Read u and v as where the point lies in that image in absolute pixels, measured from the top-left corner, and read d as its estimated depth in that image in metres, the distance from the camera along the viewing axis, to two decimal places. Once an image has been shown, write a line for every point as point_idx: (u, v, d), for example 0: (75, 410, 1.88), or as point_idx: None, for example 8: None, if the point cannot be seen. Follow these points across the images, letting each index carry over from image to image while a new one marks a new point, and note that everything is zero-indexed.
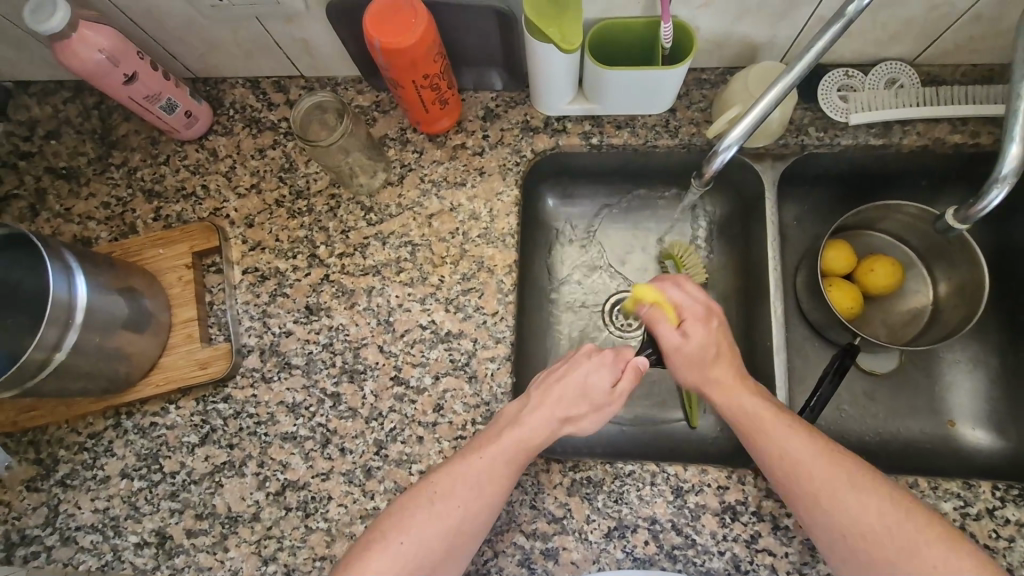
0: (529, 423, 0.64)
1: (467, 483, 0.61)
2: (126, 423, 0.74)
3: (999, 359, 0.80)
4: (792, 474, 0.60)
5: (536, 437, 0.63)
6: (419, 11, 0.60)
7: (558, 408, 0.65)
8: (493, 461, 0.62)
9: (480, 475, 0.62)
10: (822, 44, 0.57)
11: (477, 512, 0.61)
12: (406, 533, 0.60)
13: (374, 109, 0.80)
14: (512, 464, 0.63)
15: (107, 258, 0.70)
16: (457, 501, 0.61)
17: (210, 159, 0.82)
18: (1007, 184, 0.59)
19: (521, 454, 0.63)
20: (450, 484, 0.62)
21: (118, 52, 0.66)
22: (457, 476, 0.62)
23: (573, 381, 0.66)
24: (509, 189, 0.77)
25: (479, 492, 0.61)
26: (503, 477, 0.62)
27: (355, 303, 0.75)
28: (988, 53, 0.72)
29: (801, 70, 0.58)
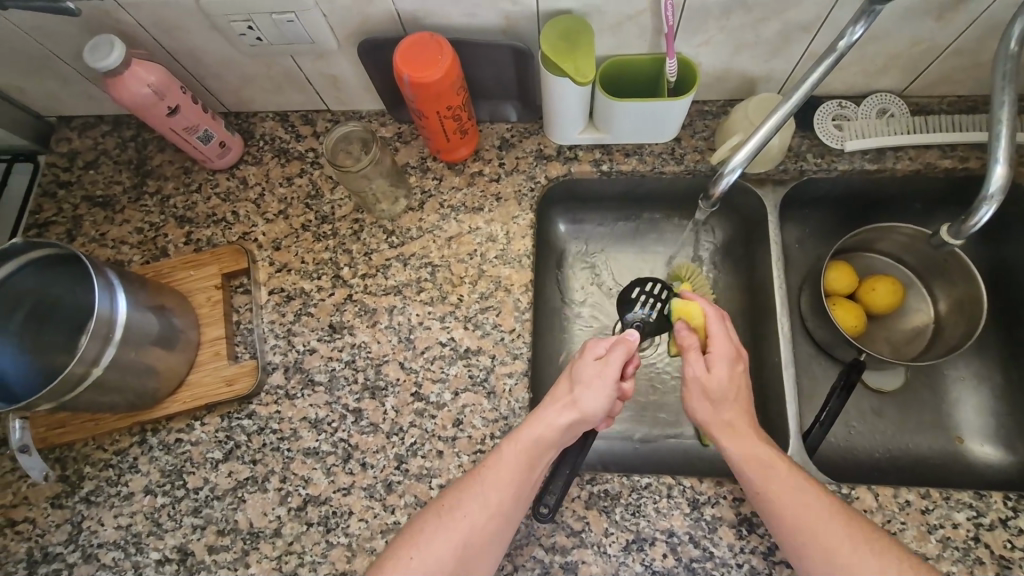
0: (528, 424, 0.65)
1: (474, 500, 0.61)
2: (151, 439, 0.76)
3: (1000, 375, 0.82)
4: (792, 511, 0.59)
5: (533, 430, 0.64)
6: (444, 47, 0.65)
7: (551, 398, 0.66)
8: (497, 469, 0.62)
9: (485, 489, 0.62)
10: (817, 76, 0.61)
11: (489, 520, 0.60)
12: (416, 547, 0.59)
13: (396, 139, 0.85)
14: (518, 466, 0.63)
15: (145, 278, 0.73)
16: (464, 513, 0.61)
17: (240, 186, 0.87)
18: (995, 202, 0.63)
19: (523, 454, 0.63)
20: (461, 500, 0.62)
21: (163, 87, 0.71)
22: (469, 492, 0.62)
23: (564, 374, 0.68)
24: (524, 213, 0.81)
25: (485, 505, 0.61)
26: (509, 486, 0.62)
27: (377, 321, 0.78)
28: (970, 85, 0.77)
29: (798, 100, 0.62)
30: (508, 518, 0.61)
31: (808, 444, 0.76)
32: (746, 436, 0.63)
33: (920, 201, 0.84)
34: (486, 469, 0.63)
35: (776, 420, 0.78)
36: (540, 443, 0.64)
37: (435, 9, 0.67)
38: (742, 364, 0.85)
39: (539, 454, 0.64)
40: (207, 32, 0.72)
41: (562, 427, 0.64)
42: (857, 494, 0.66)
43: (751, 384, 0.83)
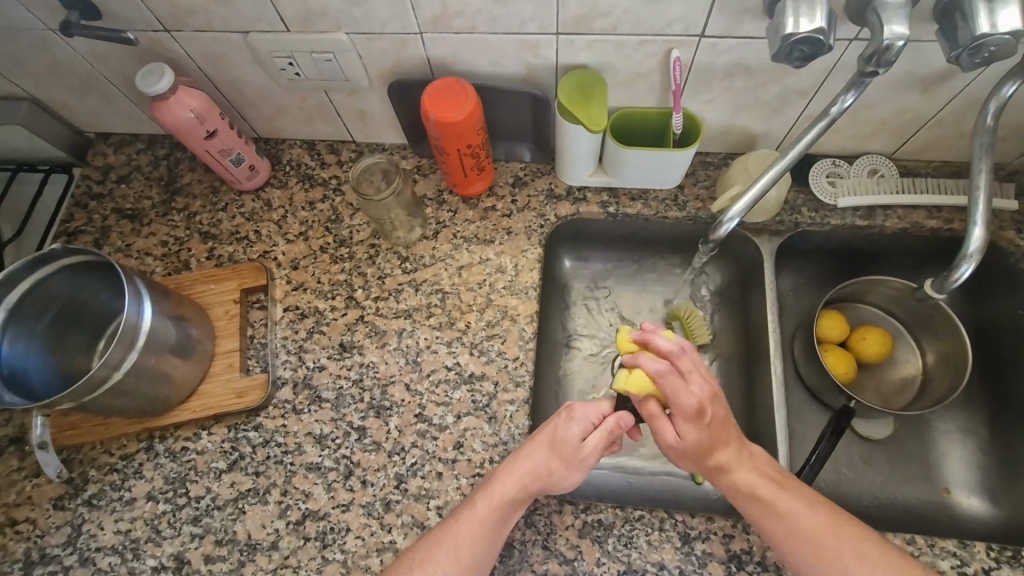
0: (502, 481, 0.66)
1: (444, 550, 0.63)
2: (157, 446, 0.78)
3: (985, 428, 0.85)
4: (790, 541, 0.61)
5: (511, 487, 0.66)
6: (469, 92, 0.71)
7: (527, 462, 0.66)
8: (470, 519, 0.64)
9: (458, 537, 0.64)
10: (811, 137, 0.66)
11: (461, 568, 0.62)
12: None
13: (416, 172, 0.91)
14: (487, 519, 0.65)
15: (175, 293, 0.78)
16: (435, 565, 0.62)
17: (264, 208, 0.91)
18: (973, 261, 0.67)
19: (495, 510, 0.65)
20: (433, 552, 0.63)
21: (205, 112, 0.76)
22: (444, 543, 0.63)
23: (544, 437, 0.68)
24: (533, 247, 0.85)
25: (457, 555, 0.63)
26: (480, 539, 0.64)
27: (386, 342, 0.81)
28: (955, 152, 0.83)
29: (793, 156, 0.67)
30: (480, 565, 0.63)
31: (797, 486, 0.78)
32: (736, 470, 0.65)
33: (909, 257, 0.89)
34: (460, 519, 0.65)
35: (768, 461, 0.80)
36: (514, 502, 0.66)
37: (462, 56, 0.73)
38: (736, 405, 0.87)
39: (513, 512, 0.66)
40: (249, 66, 0.78)
41: (533, 488, 0.66)
42: None
43: (744, 424, 0.86)
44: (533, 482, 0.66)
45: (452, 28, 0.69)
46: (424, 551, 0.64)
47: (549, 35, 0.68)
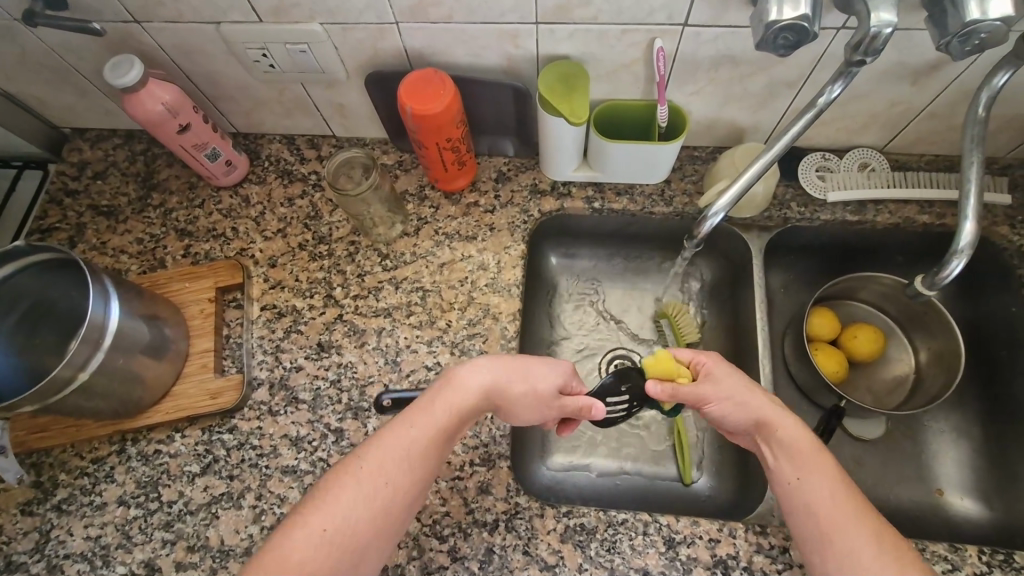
0: (458, 385, 0.64)
1: (399, 457, 0.58)
2: (130, 449, 0.76)
3: (978, 429, 0.83)
4: (795, 519, 0.59)
5: (467, 392, 0.64)
6: (446, 83, 0.69)
7: (498, 381, 0.65)
8: (422, 421, 0.61)
9: (411, 443, 0.59)
10: (797, 129, 0.64)
11: (415, 473, 0.59)
12: (331, 518, 0.54)
13: (397, 167, 0.88)
14: (443, 426, 0.62)
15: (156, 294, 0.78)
16: (388, 474, 0.57)
17: (242, 204, 0.89)
18: (964, 256, 0.64)
19: (449, 414, 0.62)
20: (380, 459, 0.58)
21: (177, 105, 0.74)
22: (394, 448, 0.59)
23: (519, 366, 0.66)
24: (516, 243, 0.83)
25: (410, 464, 0.59)
26: (434, 445, 0.61)
27: (365, 342, 0.79)
28: (948, 145, 0.81)
29: (779, 149, 0.65)
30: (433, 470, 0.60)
31: None
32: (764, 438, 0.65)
33: (901, 253, 0.87)
34: (411, 427, 0.60)
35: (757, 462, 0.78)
36: (469, 413, 0.64)
37: (439, 47, 0.71)
38: None
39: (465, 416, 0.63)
40: (221, 57, 0.76)
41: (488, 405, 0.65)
42: None
43: None
44: (490, 390, 0.65)
45: (429, 18, 0.66)
46: (375, 455, 0.58)
47: (527, 25, 0.66)
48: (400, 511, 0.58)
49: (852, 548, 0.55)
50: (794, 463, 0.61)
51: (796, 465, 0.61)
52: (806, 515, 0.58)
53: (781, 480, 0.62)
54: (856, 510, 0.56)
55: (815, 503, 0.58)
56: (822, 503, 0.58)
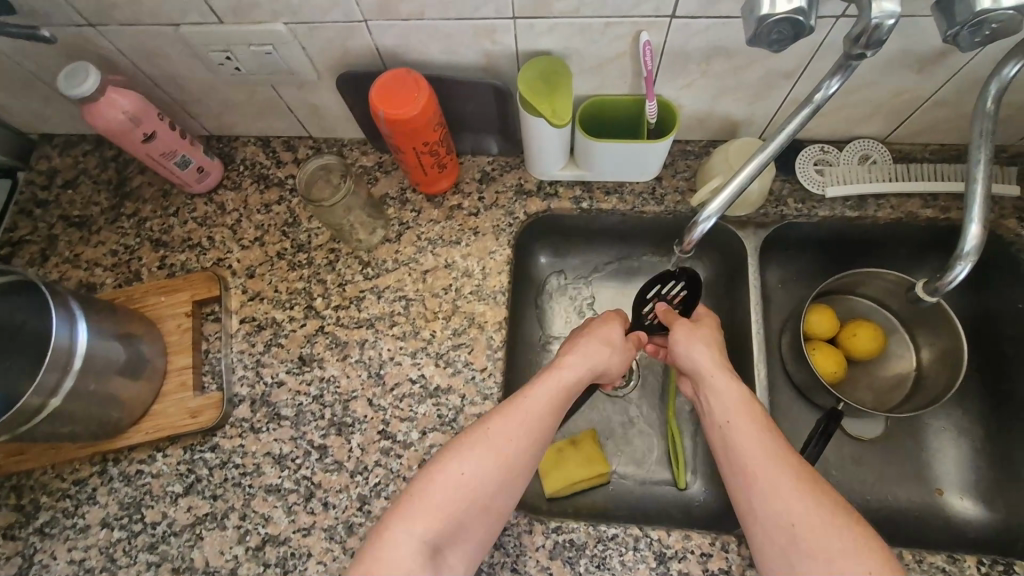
0: (562, 365, 0.69)
1: (514, 429, 0.63)
2: (111, 470, 0.74)
3: (981, 429, 0.81)
4: (758, 526, 0.57)
5: (575, 370, 0.69)
6: (422, 83, 0.64)
7: (595, 354, 0.71)
8: (539, 398, 0.65)
9: (522, 420, 0.64)
10: (794, 125, 0.60)
11: (528, 445, 0.63)
12: (455, 478, 0.60)
13: (377, 169, 0.85)
14: (549, 403, 0.66)
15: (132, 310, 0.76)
16: (507, 441, 0.63)
17: (218, 212, 0.86)
18: (969, 261, 0.61)
19: (557, 392, 0.67)
20: (495, 433, 0.63)
21: (140, 113, 0.70)
22: (502, 426, 0.63)
23: (600, 336, 0.73)
24: (502, 248, 0.80)
25: (523, 435, 0.63)
26: (547, 418, 0.65)
27: (348, 355, 0.77)
28: (954, 134, 0.76)
29: (777, 147, 0.61)
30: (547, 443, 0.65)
31: None
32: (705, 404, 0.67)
33: (904, 247, 0.83)
34: (523, 403, 0.65)
35: None
36: (575, 389, 0.69)
37: (411, 45, 0.66)
38: None
39: (571, 394, 0.68)
40: (183, 59, 0.72)
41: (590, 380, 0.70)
42: None
43: None
44: (588, 368, 0.70)
45: (397, 15, 0.62)
46: (490, 429, 0.63)
47: (504, 20, 0.61)
48: (516, 479, 0.62)
49: (817, 534, 0.54)
50: (750, 459, 0.60)
51: (752, 462, 0.60)
52: (769, 517, 0.57)
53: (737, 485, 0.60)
54: (816, 498, 0.56)
55: (779, 503, 0.57)
56: (785, 498, 0.57)
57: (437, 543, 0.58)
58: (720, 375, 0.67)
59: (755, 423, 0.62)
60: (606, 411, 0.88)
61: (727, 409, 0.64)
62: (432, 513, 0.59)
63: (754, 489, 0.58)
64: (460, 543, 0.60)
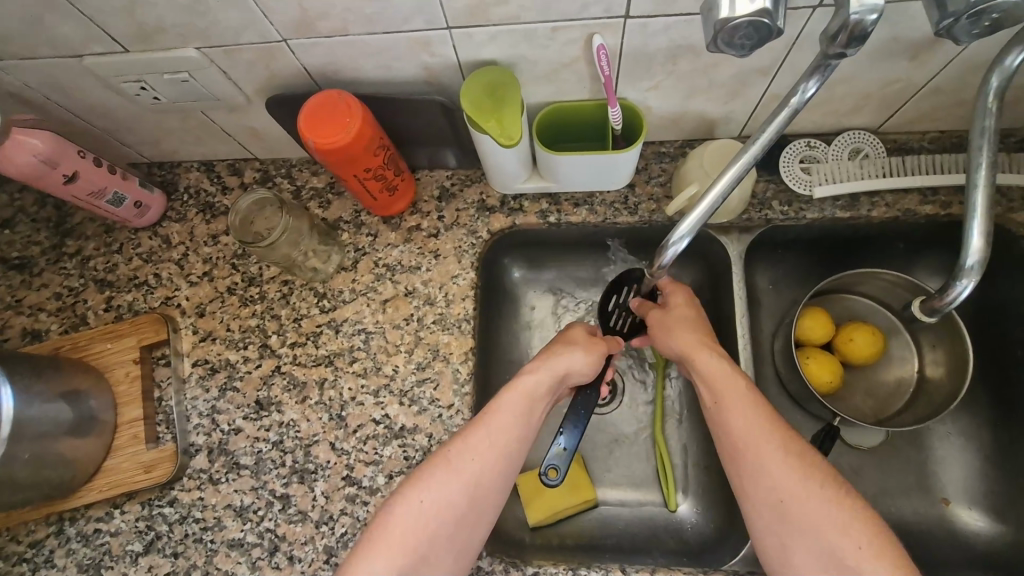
0: (525, 375, 0.64)
1: (481, 443, 0.60)
2: (68, 530, 0.71)
3: (987, 436, 0.76)
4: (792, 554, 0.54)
5: (538, 379, 0.64)
6: (354, 106, 0.58)
7: (568, 358, 0.66)
8: (499, 415, 0.61)
9: (489, 433, 0.61)
10: (773, 127, 0.52)
11: (491, 466, 0.60)
12: (425, 492, 0.58)
13: (328, 191, 0.78)
14: (517, 412, 0.62)
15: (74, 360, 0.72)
16: (474, 457, 0.60)
17: (163, 246, 0.80)
18: (974, 277, 0.56)
19: (519, 401, 0.62)
20: (462, 449, 0.60)
21: (55, 154, 0.64)
22: (472, 440, 0.60)
23: (569, 338, 0.69)
24: (465, 271, 0.74)
25: (492, 449, 0.60)
26: (514, 427, 0.61)
27: (307, 397, 0.72)
28: (954, 120, 0.69)
29: (756, 153, 0.53)
30: (512, 462, 0.61)
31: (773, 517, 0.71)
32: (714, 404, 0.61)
33: (903, 242, 0.77)
34: (483, 422, 0.61)
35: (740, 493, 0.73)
36: (543, 397, 0.64)
37: (343, 62, 0.60)
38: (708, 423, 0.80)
39: (537, 406, 0.64)
40: (100, 90, 0.65)
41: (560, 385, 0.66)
42: None
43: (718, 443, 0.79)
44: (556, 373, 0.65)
45: (320, 32, 0.55)
46: (459, 444, 0.60)
47: (439, 30, 0.55)
48: (481, 504, 0.59)
49: (836, 538, 0.53)
50: (773, 479, 0.56)
51: (776, 483, 0.55)
52: (804, 542, 0.54)
53: (761, 511, 0.56)
54: (851, 513, 0.53)
55: (815, 525, 0.53)
56: (815, 518, 0.54)
57: (404, 575, 0.56)
58: (726, 380, 0.61)
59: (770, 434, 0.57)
60: (591, 433, 0.82)
61: (738, 424, 0.58)
62: (395, 544, 0.56)
63: (784, 512, 0.55)
64: (430, 574, 0.57)
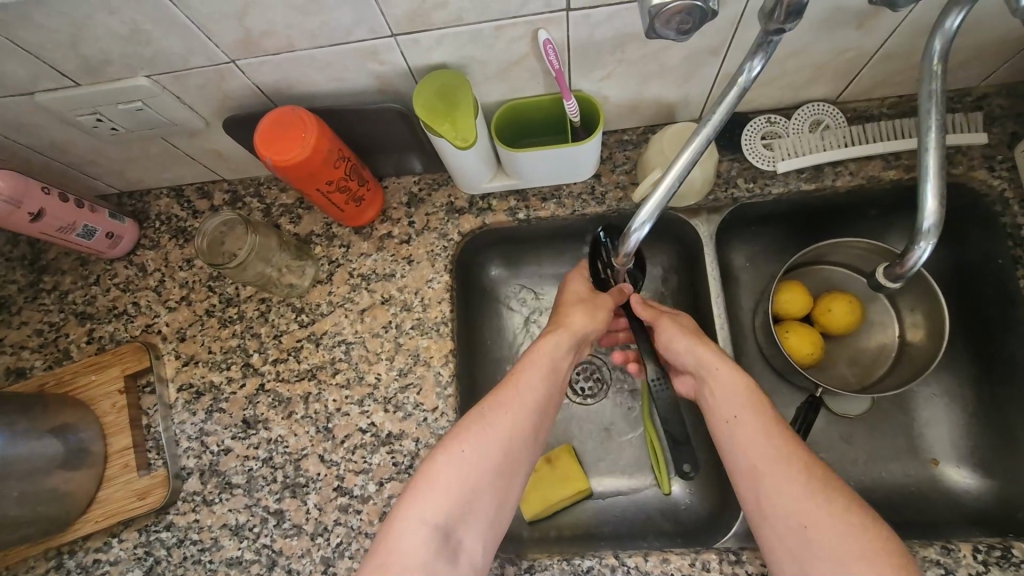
0: (549, 336, 0.66)
1: (517, 398, 0.61)
2: (68, 562, 0.71)
3: (970, 394, 0.76)
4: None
5: (563, 336, 0.66)
6: (306, 119, 0.58)
7: (586, 317, 0.68)
8: (532, 371, 0.63)
9: (525, 388, 0.62)
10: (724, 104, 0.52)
11: (529, 421, 0.61)
12: (467, 444, 0.58)
13: (298, 206, 0.79)
14: (547, 368, 0.64)
15: (59, 395, 0.72)
16: (511, 411, 0.60)
17: (139, 274, 0.80)
18: (931, 239, 0.57)
19: (548, 358, 0.64)
20: (498, 404, 0.60)
21: (18, 193, 0.64)
22: (509, 396, 0.61)
23: (575, 292, 0.71)
24: (439, 275, 0.75)
25: (528, 405, 0.61)
26: (547, 383, 0.63)
27: (293, 412, 0.73)
28: (910, 84, 0.69)
29: (710, 131, 0.53)
30: (546, 417, 0.62)
31: None
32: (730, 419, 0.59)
33: (873, 208, 0.77)
34: (516, 378, 0.62)
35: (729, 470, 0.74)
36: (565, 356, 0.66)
37: (294, 77, 0.60)
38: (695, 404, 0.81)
39: (563, 365, 0.65)
40: (57, 125, 0.65)
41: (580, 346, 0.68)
42: None
43: (706, 423, 0.80)
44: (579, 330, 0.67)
45: (264, 50, 0.56)
46: (494, 400, 0.61)
47: (384, 39, 0.55)
48: (518, 458, 0.60)
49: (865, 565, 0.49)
50: (793, 502, 0.52)
51: (797, 507, 0.52)
52: (827, 571, 0.50)
53: (781, 536, 0.52)
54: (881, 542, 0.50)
55: (840, 553, 0.50)
56: (841, 546, 0.50)
57: (448, 526, 0.55)
58: (742, 398, 0.59)
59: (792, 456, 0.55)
60: (580, 424, 0.82)
61: (757, 444, 0.56)
62: (438, 495, 0.56)
63: (807, 538, 0.51)
64: (472, 528, 0.56)
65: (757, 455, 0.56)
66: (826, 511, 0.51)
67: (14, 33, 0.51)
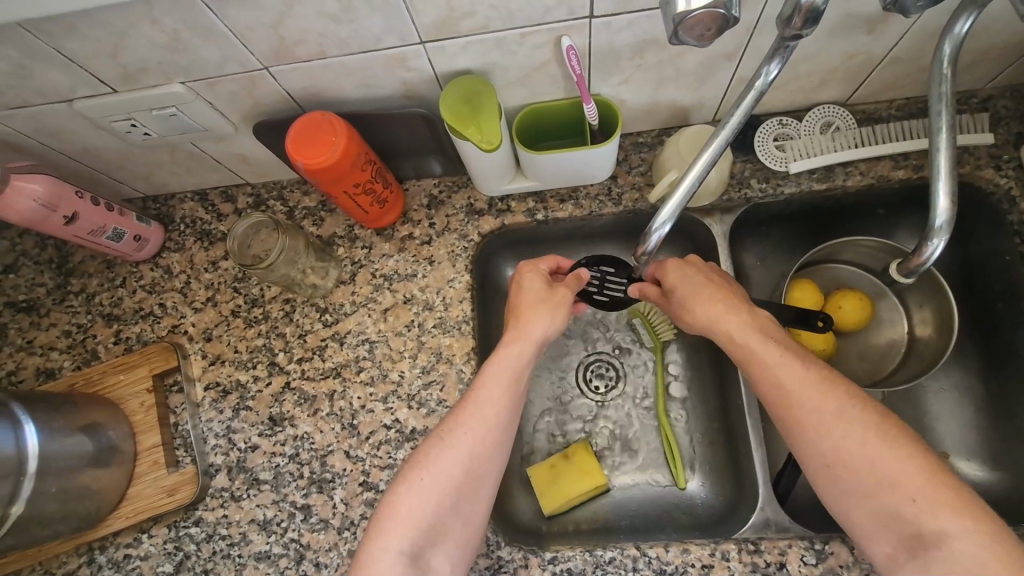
0: (505, 351, 0.66)
1: (472, 419, 0.63)
2: (99, 558, 0.73)
3: (980, 388, 0.78)
4: (870, 528, 0.54)
5: (521, 348, 0.66)
6: (337, 125, 0.60)
7: (543, 325, 0.67)
8: (488, 388, 0.64)
9: (480, 408, 0.63)
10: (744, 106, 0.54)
11: (486, 441, 0.62)
12: (426, 469, 0.61)
13: (321, 208, 0.81)
14: (504, 384, 0.64)
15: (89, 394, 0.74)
16: (465, 432, 0.62)
17: (165, 276, 0.82)
18: (943, 235, 0.58)
19: (501, 375, 0.64)
20: (454, 427, 0.63)
21: (54, 197, 0.66)
22: (464, 418, 0.63)
23: (527, 294, 0.69)
24: (460, 275, 0.77)
25: (484, 424, 0.63)
26: (501, 401, 0.64)
27: (318, 409, 0.74)
28: (918, 86, 0.71)
29: (729, 131, 0.55)
30: (507, 431, 0.64)
31: (781, 486, 0.73)
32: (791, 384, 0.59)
33: (882, 207, 0.79)
34: (474, 397, 0.64)
35: (745, 464, 0.75)
36: (520, 370, 0.65)
37: (325, 84, 0.62)
38: (710, 401, 0.82)
39: (520, 379, 0.66)
40: (91, 131, 0.67)
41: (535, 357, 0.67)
42: (832, 549, 0.66)
43: (721, 418, 0.81)
44: (534, 340, 0.67)
45: (297, 57, 0.58)
46: (453, 423, 0.63)
47: (413, 46, 0.57)
48: (479, 475, 0.62)
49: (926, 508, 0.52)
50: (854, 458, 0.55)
51: (859, 464, 0.55)
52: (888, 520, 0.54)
53: (837, 489, 0.56)
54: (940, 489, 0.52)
55: (891, 501, 0.53)
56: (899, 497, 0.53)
57: (416, 548, 0.59)
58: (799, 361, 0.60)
59: (854, 415, 0.56)
60: (597, 420, 0.84)
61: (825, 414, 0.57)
62: (402, 521, 0.59)
63: (866, 490, 0.55)
64: (442, 544, 0.60)
65: (818, 417, 0.57)
66: (897, 470, 0.54)
67: (59, 42, 0.53)
